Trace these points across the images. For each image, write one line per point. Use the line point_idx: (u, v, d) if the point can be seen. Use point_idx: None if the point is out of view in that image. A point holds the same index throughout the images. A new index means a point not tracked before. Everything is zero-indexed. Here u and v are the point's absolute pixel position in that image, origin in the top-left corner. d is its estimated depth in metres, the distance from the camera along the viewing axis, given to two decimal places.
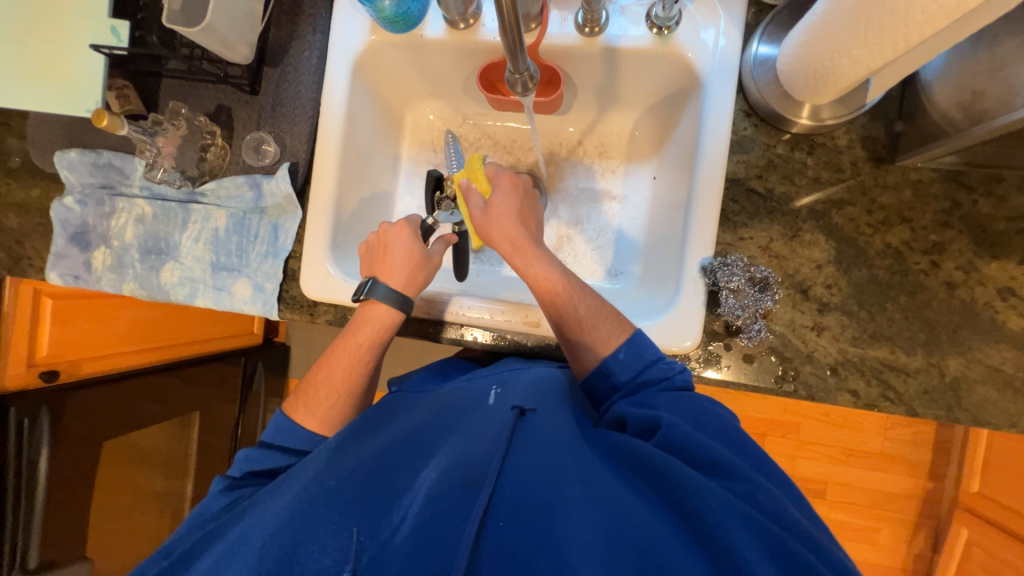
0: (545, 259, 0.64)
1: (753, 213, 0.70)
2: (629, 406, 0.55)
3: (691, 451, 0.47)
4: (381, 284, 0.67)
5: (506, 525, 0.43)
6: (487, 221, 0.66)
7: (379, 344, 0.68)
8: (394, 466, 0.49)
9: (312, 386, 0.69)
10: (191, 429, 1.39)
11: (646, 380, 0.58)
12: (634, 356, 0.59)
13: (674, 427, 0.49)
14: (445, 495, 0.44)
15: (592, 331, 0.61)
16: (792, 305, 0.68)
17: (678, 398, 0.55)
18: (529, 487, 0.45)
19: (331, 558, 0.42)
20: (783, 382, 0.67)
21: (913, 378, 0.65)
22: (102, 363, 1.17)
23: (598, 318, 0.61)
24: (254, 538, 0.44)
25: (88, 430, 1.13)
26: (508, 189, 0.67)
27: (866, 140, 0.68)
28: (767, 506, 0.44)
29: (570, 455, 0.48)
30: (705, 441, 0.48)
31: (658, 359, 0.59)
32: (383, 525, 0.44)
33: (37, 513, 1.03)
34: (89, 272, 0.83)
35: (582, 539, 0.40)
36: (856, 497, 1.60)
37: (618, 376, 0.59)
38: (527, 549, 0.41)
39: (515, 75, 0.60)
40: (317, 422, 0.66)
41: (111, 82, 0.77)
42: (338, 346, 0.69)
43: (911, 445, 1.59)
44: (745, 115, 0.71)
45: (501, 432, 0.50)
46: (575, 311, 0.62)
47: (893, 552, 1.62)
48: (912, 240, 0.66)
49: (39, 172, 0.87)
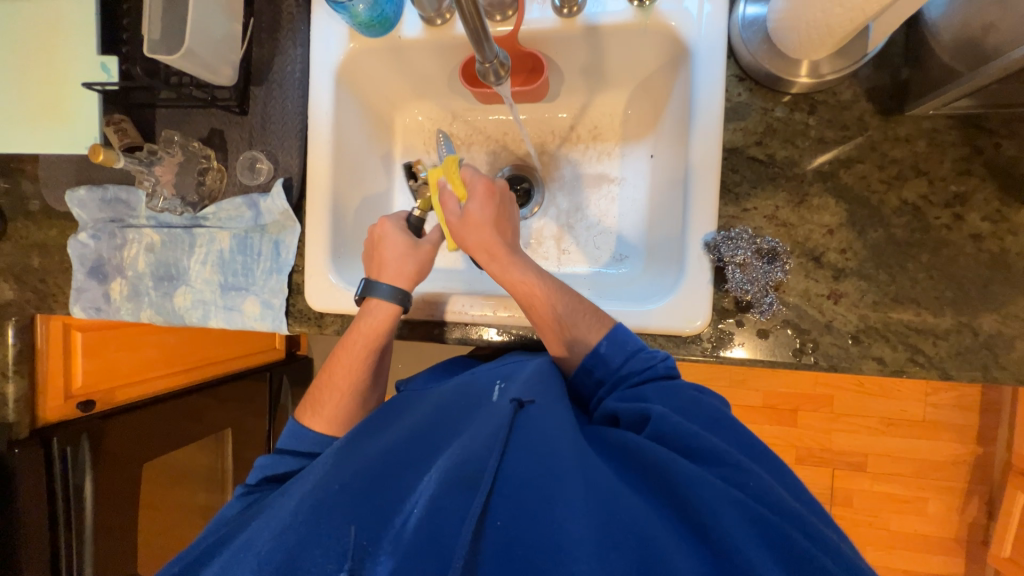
0: (519, 267, 0.64)
1: (756, 182, 0.66)
2: (618, 402, 0.57)
3: (678, 440, 0.49)
4: (378, 285, 0.68)
5: (505, 523, 0.43)
6: (463, 228, 0.66)
7: (378, 342, 0.68)
8: (397, 469, 0.49)
9: (320, 391, 0.70)
10: (225, 445, 1.44)
11: (630, 370, 0.59)
12: (615, 349, 0.60)
13: (665, 418, 0.51)
14: (446, 495, 0.44)
15: (572, 329, 0.62)
16: (804, 274, 0.64)
17: (669, 390, 0.56)
18: (529, 483, 0.45)
19: (334, 562, 0.42)
20: (802, 355, 0.64)
21: (944, 340, 0.61)
22: (133, 390, 1.22)
23: (575, 316, 0.63)
24: (258, 544, 0.45)
25: (126, 454, 1.17)
26: (485, 197, 0.66)
27: (871, 92, 0.64)
28: (760, 492, 0.44)
29: (571, 448, 0.48)
30: (692, 429, 0.50)
31: (640, 348, 0.60)
32: (386, 528, 0.44)
33: (87, 537, 1.07)
34: (109, 303, 0.86)
35: (580, 531, 0.41)
36: (899, 467, 1.54)
37: (600, 370, 0.61)
38: (524, 547, 0.42)
39: (485, 65, 0.58)
40: (325, 425, 0.68)
41: (109, 118, 0.79)
42: (340, 348, 0.70)
43: (956, 409, 1.51)
44: (739, 80, 0.68)
45: (500, 428, 0.49)
46: (553, 312, 0.63)
47: (946, 523, 1.54)
48: (931, 193, 0.62)
49: (55, 212, 0.90)
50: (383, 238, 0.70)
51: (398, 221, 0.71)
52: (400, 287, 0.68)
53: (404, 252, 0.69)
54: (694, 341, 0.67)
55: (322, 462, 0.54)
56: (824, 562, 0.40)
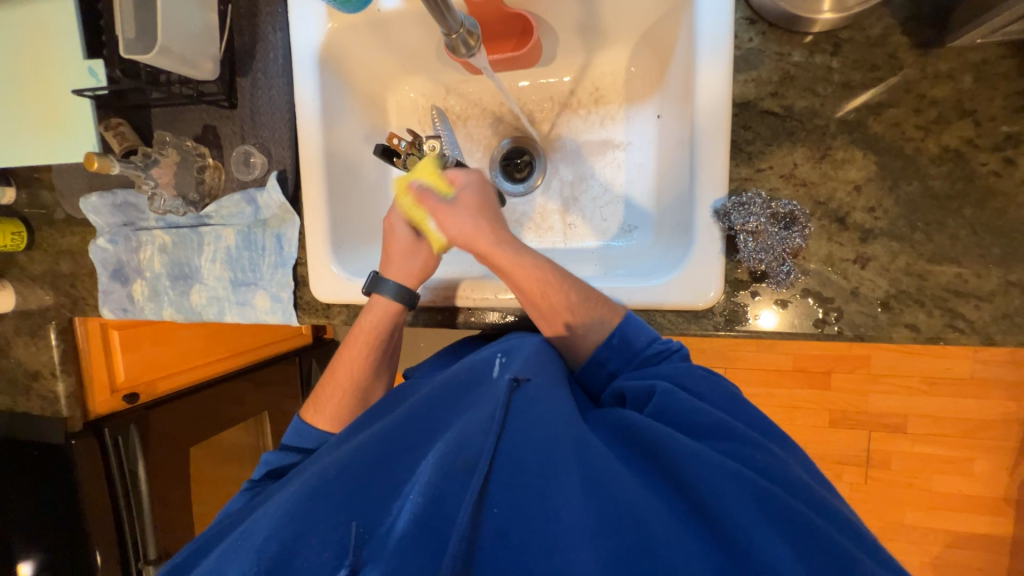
0: (524, 253, 0.62)
1: (771, 138, 0.60)
2: (625, 380, 0.55)
3: (689, 417, 0.47)
4: (389, 282, 0.68)
5: (501, 511, 0.41)
6: (453, 223, 0.65)
7: (380, 336, 0.69)
8: (393, 454, 0.48)
9: (322, 388, 0.72)
10: (263, 427, 1.53)
11: (647, 357, 0.57)
12: (634, 334, 0.58)
13: (672, 394, 0.50)
14: (443, 481, 0.43)
15: (586, 320, 0.60)
16: (827, 238, 0.59)
17: (682, 369, 0.54)
18: (523, 468, 0.43)
19: (331, 553, 0.42)
20: (824, 326, 0.60)
21: (987, 303, 0.55)
22: (171, 381, 1.28)
23: (588, 303, 0.60)
24: (255, 536, 0.45)
25: (172, 439, 1.25)
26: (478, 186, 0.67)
27: (906, 23, 0.56)
28: (772, 469, 0.43)
29: (566, 431, 0.45)
30: (700, 406, 0.48)
31: (654, 340, 0.58)
32: (384, 516, 0.44)
33: (146, 514, 1.16)
34: (133, 304, 0.89)
35: (578, 521, 0.39)
36: (942, 427, 1.46)
37: (615, 361, 0.59)
38: (521, 534, 0.40)
39: (452, 36, 0.54)
40: (328, 421, 0.69)
41: (106, 123, 0.80)
42: (345, 344, 0.71)
43: (1009, 366, 1.41)
44: (750, 24, 0.61)
45: (494, 410, 0.47)
46: (565, 299, 0.60)
47: (993, 483, 1.47)
48: (977, 137, 0.54)
49: (75, 219, 0.94)
50: (391, 231, 0.70)
51: (406, 212, 0.71)
52: (403, 283, 0.69)
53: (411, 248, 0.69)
54: (706, 316, 0.64)
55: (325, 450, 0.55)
56: (851, 552, 0.37)
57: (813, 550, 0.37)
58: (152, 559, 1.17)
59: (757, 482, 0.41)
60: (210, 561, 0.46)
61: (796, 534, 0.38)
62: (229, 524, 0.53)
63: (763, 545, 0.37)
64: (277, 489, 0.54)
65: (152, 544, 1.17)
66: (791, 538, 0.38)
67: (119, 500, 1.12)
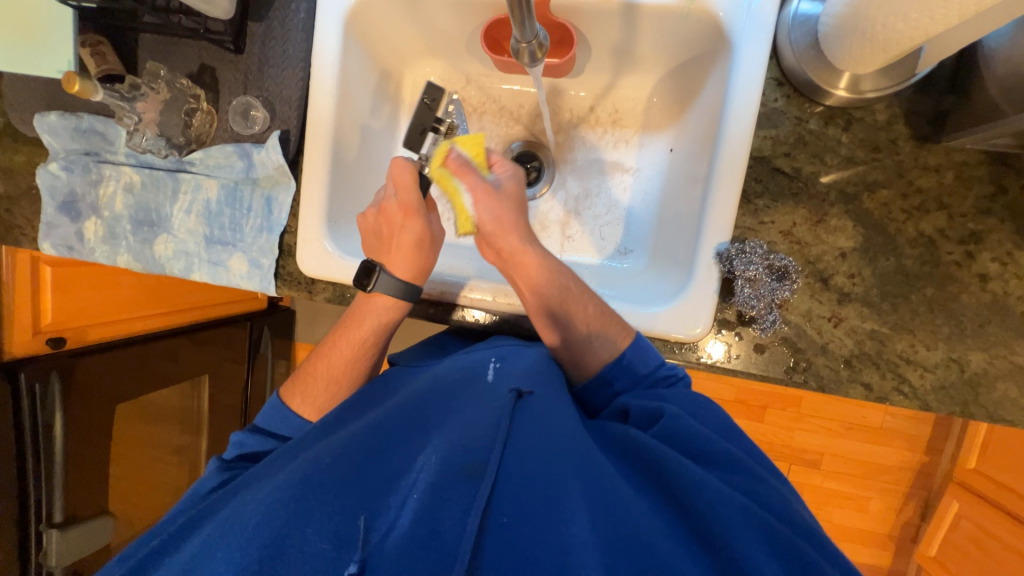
0: (552, 257, 0.63)
1: (777, 195, 0.65)
2: (632, 399, 0.57)
3: (691, 442, 0.50)
4: (387, 275, 0.65)
5: (509, 522, 0.40)
6: (487, 202, 0.62)
7: (382, 334, 0.67)
8: (390, 445, 0.46)
9: (311, 376, 0.68)
10: (202, 389, 1.42)
11: (653, 379, 0.60)
12: (639, 358, 0.60)
13: (677, 418, 0.51)
14: (451, 483, 0.41)
15: (599, 332, 0.61)
16: (810, 295, 0.64)
17: (686, 397, 0.57)
18: (533, 482, 0.42)
19: (330, 542, 0.39)
20: (792, 373, 0.65)
21: (931, 373, 0.63)
22: (106, 330, 1.18)
23: (603, 329, 0.62)
24: (245, 518, 0.41)
25: (100, 391, 1.12)
26: (516, 180, 0.66)
27: (909, 115, 0.62)
28: (768, 500, 0.46)
29: (572, 442, 0.45)
30: (708, 435, 0.51)
31: (660, 364, 0.60)
32: (386, 508, 0.41)
33: (57, 474, 1.03)
34: (82, 243, 0.80)
35: (590, 533, 0.39)
36: (851, 467, 1.63)
37: (622, 380, 0.60)
38: (529, 547, 0.39)
39: (521, 44, 0.54)
40: (314, 413, 0.66)
41: (84, 38, 0.72)
42: (342, 335, 0.68)
43: (911, 421, 1.60)
44: (777, 85, 0.65)
45: (500, 417, 0.46)
46: (584, 311, 0.62)
47: (882, 520, 1.67)
48: (948, 229, 0.61)
49: (22, 135, 0.83)
50: (404, 224, 0.65)
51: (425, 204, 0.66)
52: (405, 279, 0.66)
53: (426, 246, 0.66)
54: (690, 349, 0.67)
55: (308, 439, 0.53)
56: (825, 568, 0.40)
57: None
58: (58, 523, 1.05)
59: (765, 520, 0.42)
60: (190, 549, 0.42)
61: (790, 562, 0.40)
62: (203, 508, 0.48)
63: (764, 568, 0.39)
64: (259, 468, 0.51)
65: (59, 507, 1.05)
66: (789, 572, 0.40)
67: (28, 456, 0.99)
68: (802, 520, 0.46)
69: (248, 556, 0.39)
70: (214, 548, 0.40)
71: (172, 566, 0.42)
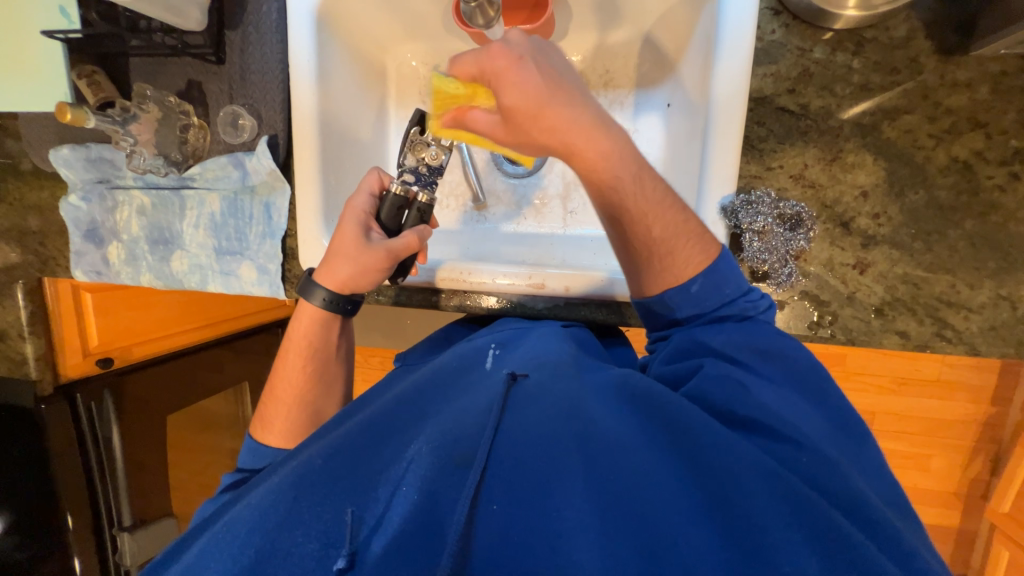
0: (607, 146, 0.49)
1: (784, 137, 0.59)
2: (664, 365, 0.51)
3: (718, 405, 0.44)
4: (315, 282, 0.65)
5: (500, 508, 0.39)
6: (505, 130, 0.52)
7: (314, 343, 0.67)
8: (383, 439, 0.46)
9: (267, 405, 0.68)
10: (244, 396, 1.51)
11: (724, 313, 0.50)
12: (711, 288, 0.50)
13: (711, 377, 0.46)
14: (439, 474, 0.40)
15: (666, 258, 0.51)
16: (829, 242, 0.59)
17: (752, 337, 0.48)
18: (524, 464, 0.40)
19: (318, 542, 0.40)
20: (817, 328, 0.60)
21: (977, 314, 0.56)
22: (151, 346, 1.22)
23: (674, 243, 0.51)
24: (239, 524, 0.42)
25: (149, 403, 1.20)
26: (510, 69, 0.49)
27: (931, 26, 0.55)
28: (807, 469, 0.40)
29: (566, 420, 0.42)
30: (763, 402, 0.44)
31: (744, 291, 0.51)
32: (374, 504, 0.42)
33: (121, 482, 1.12)
34: (109, 267, 0.84)
35: (581, 515, 0.37)
36: (907, 425, 1.53)
37: (684, 308, 0.51)
38: (519, 533, 0.38)
39: (471, 6, 0.62)
40: (277, 437, 0.66)
41: (80, 70, 0.75)
42: (282, 355, 0.69)
43: (974, 370, 1.48)
44: (774, 15, 0.59)
45: (490, 403, 0.45)
46: (647, 231, 0.51)
47: (947, 478, 1.56)
48: (986, 149, 0.54)
49: (43, 171, 0.87)
50: (338, 227, 0.65)
51: (363, 211, 0.65)
52: (332, 289, 0.65)
53: (351, 251, 0.62)
54: None
55: (312, 436, 0.53)
56: (861, 542, 0.35)
57: (846, 560, 0.34)
58: (127, 526, 1.14)
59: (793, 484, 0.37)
60: (191, 552, 0.44)
61: (823, 542, 0.35)
62: (214, 512, 0.50)
63: (782, 547, 0.35)
64: (264, 471, 0.52)
65: (126, 511, 1.14)
66: (822, 556, 0.35)
67: (93, 465, 1.07)
68: (858, 496, 0.38)
69: (241, 558, 0.40)
70: (211, 551, 0.41)
71: (177, 569, 0.43)
